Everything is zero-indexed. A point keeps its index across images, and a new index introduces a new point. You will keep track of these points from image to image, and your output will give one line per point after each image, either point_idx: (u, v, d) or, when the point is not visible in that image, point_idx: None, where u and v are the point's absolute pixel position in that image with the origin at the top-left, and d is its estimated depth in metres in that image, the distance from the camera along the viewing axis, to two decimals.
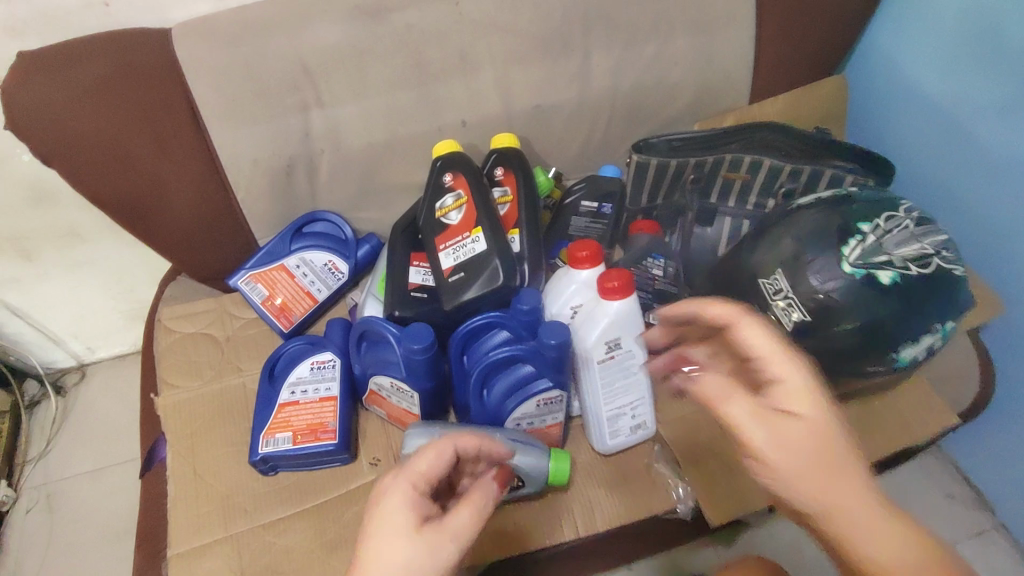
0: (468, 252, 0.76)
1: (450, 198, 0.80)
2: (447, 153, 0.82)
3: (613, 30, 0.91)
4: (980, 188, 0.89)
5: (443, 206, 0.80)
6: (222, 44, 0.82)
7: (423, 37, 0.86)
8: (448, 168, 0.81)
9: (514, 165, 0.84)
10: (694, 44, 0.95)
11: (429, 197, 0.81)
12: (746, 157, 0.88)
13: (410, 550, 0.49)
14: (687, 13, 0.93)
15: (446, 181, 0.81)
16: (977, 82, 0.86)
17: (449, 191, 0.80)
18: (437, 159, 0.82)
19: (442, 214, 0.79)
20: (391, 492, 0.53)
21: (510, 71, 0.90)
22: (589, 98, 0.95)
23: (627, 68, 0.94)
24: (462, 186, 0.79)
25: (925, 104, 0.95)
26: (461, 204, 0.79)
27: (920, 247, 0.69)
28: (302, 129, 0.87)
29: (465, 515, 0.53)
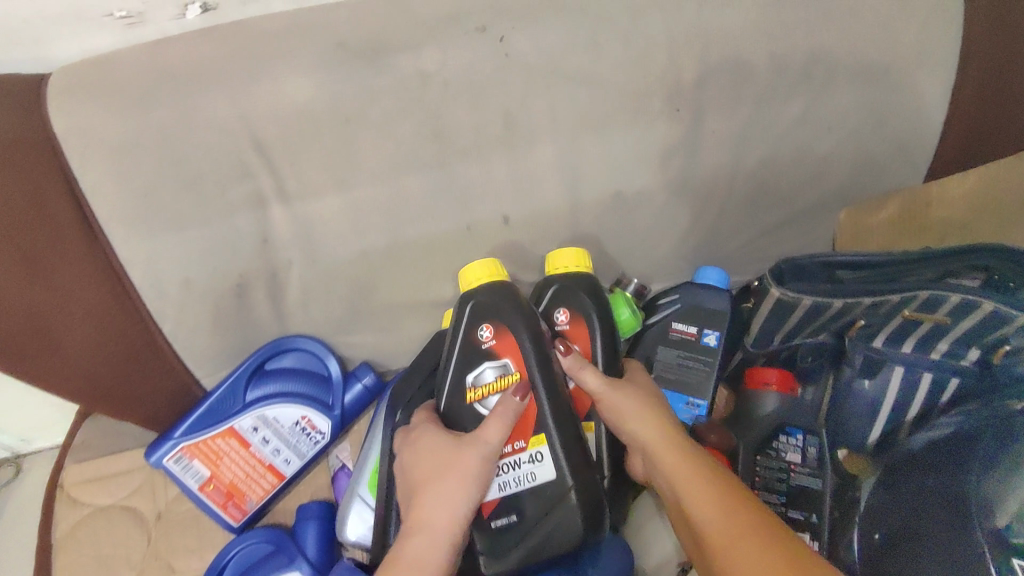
0: (521, 480, 0.50)
1: (489, 370, 0.52)
2: (483, 291, 0.53)
3: (739, 83, 0.59)
4: None
5: (478, 383, 0.52)
6: (128, 107, 0.51)
7: (447, 93, 0.55)
8: (489, 320, 0.52)
9: (582, 311, 0.56)
10: (857, 100, 0.63)
11: (455, 362, 0.53)
12: (951, 296, 0.53)
13: (452, 463, 0.47)
14: (854, 57, 0.60)
15: (482, 338, 0.52)
16: None
17: (488, 357, 0.52)
18: (467, 296, 0.53)
19: (478, 396, 0.52)
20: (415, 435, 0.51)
21: (578, 145, 0.59)
22: (693, 179, 0.64)
23: (755, 136, 0.63)
24: (511, 353, 0.51)
25: None
26: (508, 385, 0.51)
27: None
28: (259, 233, 0.57)
29: (499, 424, 0.48)
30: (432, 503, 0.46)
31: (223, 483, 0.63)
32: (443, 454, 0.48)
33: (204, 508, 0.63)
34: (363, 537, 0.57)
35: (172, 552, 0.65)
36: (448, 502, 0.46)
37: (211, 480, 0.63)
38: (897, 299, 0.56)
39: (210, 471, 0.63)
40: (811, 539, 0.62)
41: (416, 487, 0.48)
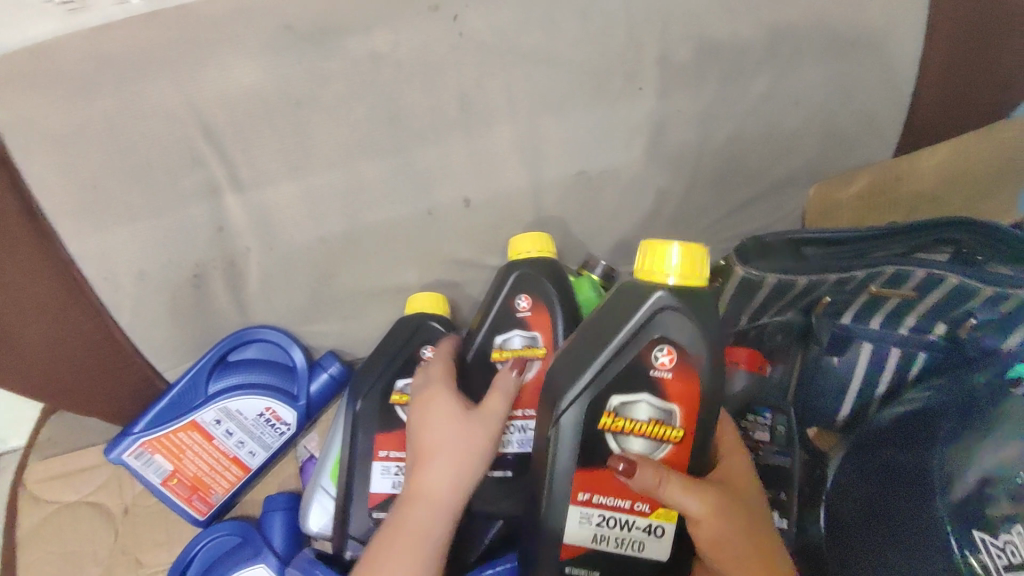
0: (623, 542, 0.49)
1: (646, 407, 0.48)
2: (674, 306, 0.46)
3: (702, 61, 0.59)
4: None
5: (623, 412, 0.48)
6: (71, 96, 0.50)
7: (400, 75, 0.54)
8: (673, 346, 0.47)
9: (551, 301, 0.55)
10: (824, 76, 0.62)
11: (610, 379, 0.47)
12: (915, 271, 0.53)
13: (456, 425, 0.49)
14: (819, 32, 0.60)
15: (657, 363, 0.47)
16: None
17: (651, 388, 0.48)
18: (655, 291, 0.46)
19: (615, 428, 0.48)
20: (428, 384, 0.52)
21: (538, 127, 0.58)
22: (659, 158, 0.63)
23: (721, 113, 0.62)
24: (677, 397, 0.48)
25: None
26: (655, 433, 0.48)
27: None
28: (214, 223, 0.56)
29: (504, 394, 0.51)
30: (440, 476, 0.48)
31: (187, 477, 0.62)
32: (452, 424, 0.49)
33: (169, 503, 0.63)
34: (326, 527, 0.57)
35: (140, 547, 0.64)
36: (455, 464, 0.48)
37: (174, 475, 0.62)
38: (862, 275, 0.55)
39: (173, 465, 0.62)
40: (780, 517, 0.60)
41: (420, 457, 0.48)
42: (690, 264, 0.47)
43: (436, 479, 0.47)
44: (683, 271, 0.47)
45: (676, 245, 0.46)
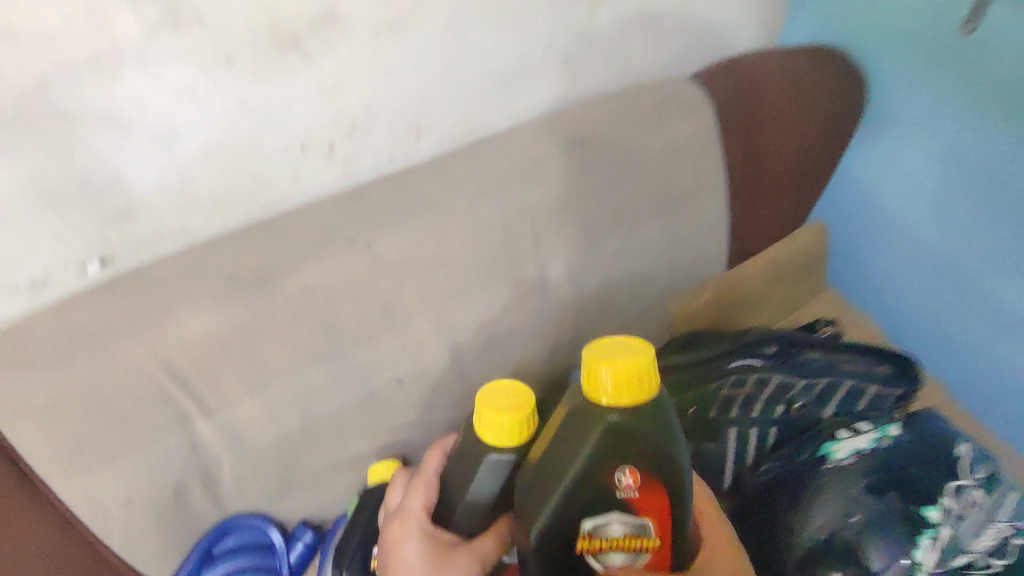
0: None
1: (618, 525, 0.48)
2: (626, 428, 0.45)
3: (566, 237, 0.75)
4: (991, 339, 0.83)
5: (598, 532, 0.48)
6: (50, 372, 0.60)
7: (330, 299, 0.67)
8: (637, 467, 0.46)
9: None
10: (659, 227, 0.81)
11: (578, 506, 0.47)
12: (750, 375, 0.75)
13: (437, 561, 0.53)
14: (648, 199, 0.79)
15: (621, 486, 0.46)
16: (986, 236, 0.79)
17: (620, 508, 0.47)
18: (609, 419, 0.45)
19: (590, 547, 0.48)
20: (407, 520, 0.57)
21: (449, 312, 0.72)
22: (547, 311, 0.78)
23: (590, 269, 0.78)
24: (647, 510, 0.47)
25: (918, 247, 0.87)
26: (633, 543, 0.48)
27: (996, 530, 0.61)
28: (188, 445, 0.66)
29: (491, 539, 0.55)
30: None
31: None
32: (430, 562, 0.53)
33: None
34: None
35: None
36: None
37: None
38: (713, 385, 0.75)
39: None
40: None
41: None
42: (630, 381, 0.45)
43: None
44: (626, 388, 0.45)
45: (611, 365, 0.44)
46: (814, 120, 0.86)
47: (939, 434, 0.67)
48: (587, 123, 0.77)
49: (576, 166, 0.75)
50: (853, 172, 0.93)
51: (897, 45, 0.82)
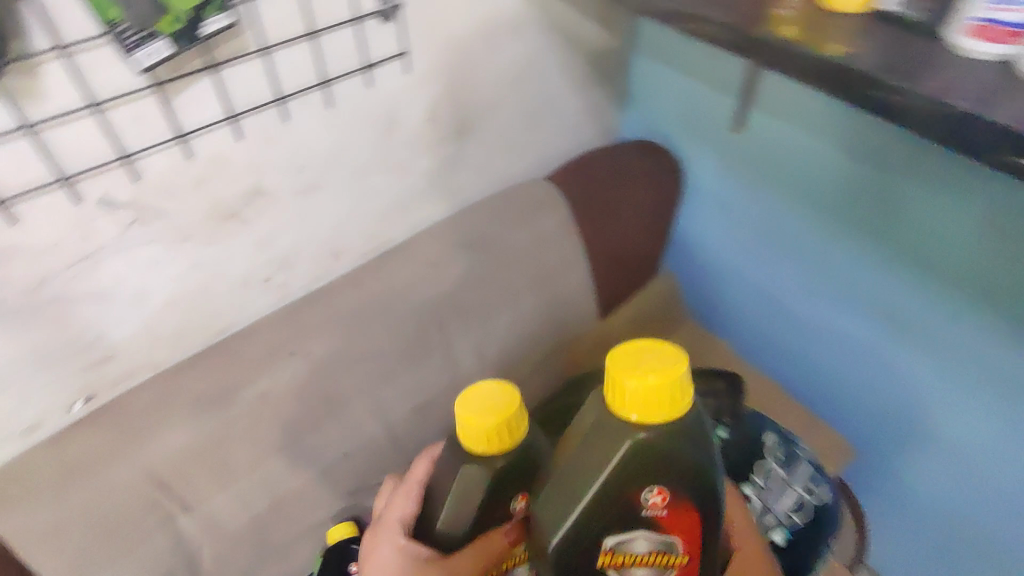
0: None
1: (644, 541, 0.55)
2: (657, 446, 0.50)
3: (467, 317, 0.93)
4: (801, 343, 1.07)
5: (622, 546, 0.55)
6: (53, 497, 0.73)
7: (280, 400, 0.83)
8: (664, 487, 0.52)
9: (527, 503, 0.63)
10: (542, 298, 1.00)
11: (605, 524, 0.53)
12: None
13: (401, 568, 0.60)
14: (526, 278, 0.98)
15: (649, 503, 0.53)
16: (779, 266, 1.03)
17: (647, 524, 0.54)
18: (638, 436, 0.50)
19: (614, 560, 0.55)
20: (381, 538, 0.63)
21: (379, 393, 0.88)
22: (462, 379, 0.94)
23: (491, 340, 0.96)
24: (675, 529, 0.54)
25: (739, 278, 1.11)
26: (653, 557, 0.55)
27: (793, 495, 0.87)
28: (173, 540, 0.78)
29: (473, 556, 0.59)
30: None
31: None
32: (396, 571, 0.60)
33: None
34: None
35: None
36: None
37: None
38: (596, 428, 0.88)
39: None
40: None
41: None
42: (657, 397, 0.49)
43: None
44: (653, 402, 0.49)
45: (637, 381, 0.48)
46: (648, 198, 1.06)
47: (754, 432, 0.91)
48: (471, 229, 0.95)
49: (466, 262, 0.93)
50: (687, 227, 1.16)
51: (701, 135, 1.04)
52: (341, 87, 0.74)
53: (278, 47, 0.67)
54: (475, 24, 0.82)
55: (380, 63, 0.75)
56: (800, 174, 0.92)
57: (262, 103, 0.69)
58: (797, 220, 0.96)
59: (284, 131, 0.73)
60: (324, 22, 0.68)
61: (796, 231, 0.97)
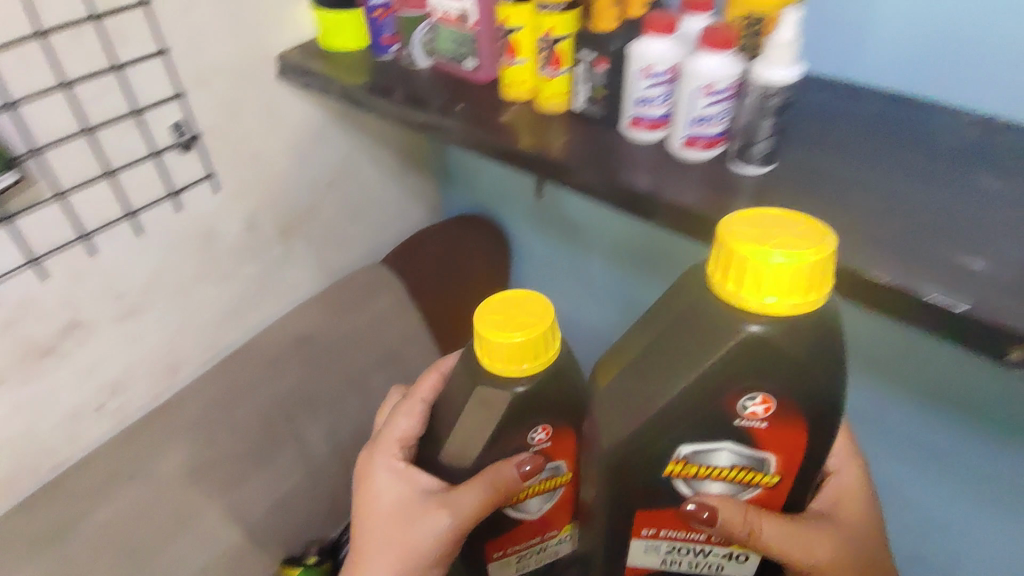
0: (692, 560, 0.58)
1: (728, 456, 0.49)
2: (769, 346, 0.43)
3: (314, 407, 0.98)
4: None
5: (697, 459, 0.50)
6: None
7: (125, 524, 0.82)
8: (769, 397, 0.45)
9: (566, 424, 0.59)
10: (389, 376, 1.05)
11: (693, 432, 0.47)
12: None
13: (404, 497, 0.61)
14: (369, 358, 1.05)
15: (749, 412, 0.46)
16: (605, 312, 1.10)
17: (740, 435, 0.48)
18: (747, 328, 0.43)
19: (682, 473, 0.50)
20: (382, 454, 0.64)
21: (233, 497, 0.89)
22: (318, 467, 0.96)
23: (343, 425, 1.00)
24: (772, 447, 0.49)
25: (584, 331, 1.17)
26: (732, 473, 0.51)
27: None
28: None
29: (473, 497, 0.57)
30: (378, 512, 0.62)
31: None
32: (396, 492, 0.62)
33: None
34: None
35: None
36: (393, 507, 0.61)
37: None
38: None
39: None
40: None
41: (369, 511, 0.63)
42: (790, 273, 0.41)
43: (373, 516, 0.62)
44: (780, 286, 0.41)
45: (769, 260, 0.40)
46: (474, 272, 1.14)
47: None
48: (306, 324, 1.01)
49: (307, 358, 0.99)
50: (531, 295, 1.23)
51: (509, 208, 1.14)
52: (149, 216, 0.79)
53: (74, 190, 0.71)
54: (280, 143, 0.90)
55: (187, 188, 0.81)
56: (586, 233, 1.04)
57: (66, 242, 0.73)
58: (602, 266, 1.05)
59: (95, 263, 0.76)
60: (120, 161, 0.74)
61: (604, 276, 1.06)
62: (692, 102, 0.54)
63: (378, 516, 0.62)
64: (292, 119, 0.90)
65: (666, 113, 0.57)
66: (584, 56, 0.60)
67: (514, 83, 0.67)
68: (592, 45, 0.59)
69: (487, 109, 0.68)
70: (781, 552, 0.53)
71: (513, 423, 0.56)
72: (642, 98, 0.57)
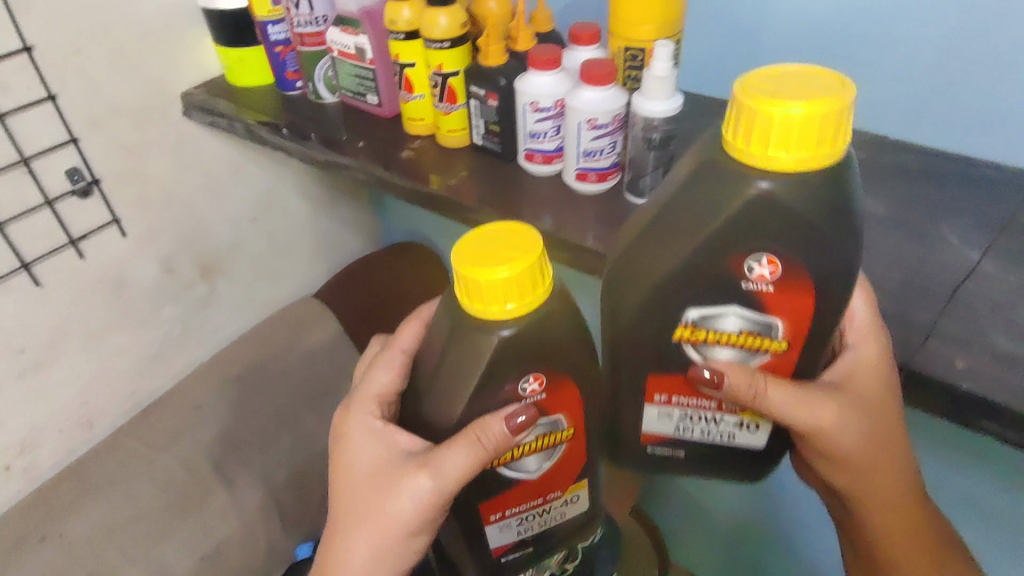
0: (702, 433, 0.50)
1: (736, 320, 0.43)
2: (779, 205, 0.38)
3: (244, 450, 0.94)
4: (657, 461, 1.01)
5: (704, 322, 0.44)
6: None
7: None
8: (774, 257, 0.40)
9: (560, 369, 0.46)
10: (324, 414, 1.02)
11: (693, 288, 0.42)
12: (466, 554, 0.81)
13: (380, 460, 0.50)
14: (303, 396, 1.01)
15: (752, 276, 0.41)
16: None
17: (745, 298, 0.42)
18: (756, 185, 0.38)
19: (691, 337, 0.44)
20: (354, 413, 0.53)
21: (156, 553, 0.85)
22: (250, 514, 0.92)
23: (276, 467, 0.96)
24: (782, 309, 0.42)
25: None
26: (741, 342, 0.44)
27: None
28: None
29: (459, 460, 0.45)
30: (354, 479, 0.52)
31: None
32: (372, 455, 0.51)
33: None
34: None
35: None
36: (370, 474, 0.50)
37: None
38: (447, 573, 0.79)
39: None
40: None
41: (346, 479, 0.52)
42: (813, 123, 0.36)
43: (350, 484, 0.52)
44: (797, 136, 0.36)
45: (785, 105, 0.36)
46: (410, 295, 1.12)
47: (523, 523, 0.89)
48: (234, 364, 0.97)
49: (236, 400, 0.95)
50: None
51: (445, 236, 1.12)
52: (47, 265, 0.76)
53: None
54: (192, 182, 0.87)
55: (89, 234, 0.78)
56: None
57: None
58: None
59: None
60: (9, 212, 0.71)
61: None
62: (577, 135, 0.53)
63: (355, 485, 0.51)
64: (205, 157, 0.88)
65: (558, 146, 0.57)
66: (476, 92, 0.59)
67: (413, 118, 0.65)
68: (482, 80, 0.58)
69: (389, 144, 0.67)
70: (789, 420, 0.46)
71: (499, 372, 0.44)
72: (532, 133, 0.56)
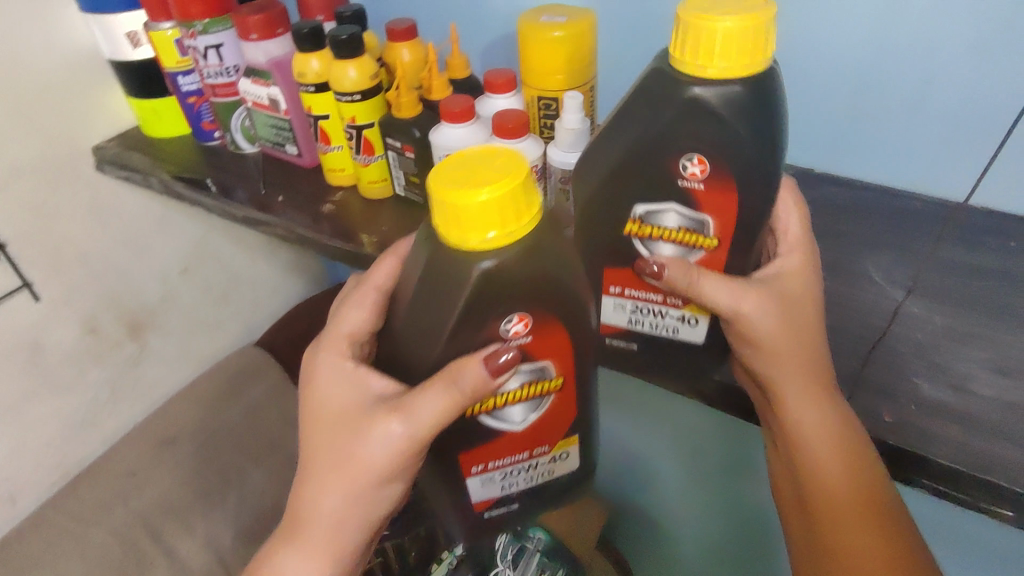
0: (654, 324, 0.50)
1: (675, 216, 0.45)
2: (703, 111, 0.41)
3: (184, 515, 0.87)
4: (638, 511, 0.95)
5: (649, 219, 0.46)
6: None
7: None
8: (705, 156, 0.43)
9: (548, 314, 0.42)
10: (275, 467, 0.93)
11: (631, 182, 0.45)
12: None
13: (348, 406, 0.45)
14: (249, 451, 0.94)
15: (686, 174, 0.44)
16: None
17: (680, 195, 0.45)
18: (689, 91, 0.41)
19: (640, 233, 0.47)
20: (323, 347, 0.48)
21: None
22: None
23: (222, 530, 0.87)
24: (711, 204, 0.44)
25: None
26: (682, 236, 0.46)
27: None
28: None
29: (436, 406, 0.41)
30: (318, 422, 0.47)
31: None
32: (342, 397, 0.46)
33: None
34: None
35: None
36: (336, 419, 0.46)
37: None
38: None
39: None
40: None
41: (312, 417, 0.47)
42: (738, 37, 0.39)
43: (313, 427, 0.47)
44: (722, 47, 0.39)
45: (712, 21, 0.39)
46: None
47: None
48: (171, 427, 0.92)
49: (173, 462, 0.90)
50: None
51: None
52: None
53: None
54: (113, 238, 0.83)
55: None
56: None
57: None
58: None
59: None
60: None
61: None
62: None
63: (318, 430, 0.46)
64: (125, 210, 0.84)
65: None
66: (392, 143, 0.57)
67: (334, 170, 0.63)
68: (395, 133, 0.56)
69: (311, 198, 0.64)
70: (708, 301, 0.45)
71: (471, 321, 0.41)
72: None
